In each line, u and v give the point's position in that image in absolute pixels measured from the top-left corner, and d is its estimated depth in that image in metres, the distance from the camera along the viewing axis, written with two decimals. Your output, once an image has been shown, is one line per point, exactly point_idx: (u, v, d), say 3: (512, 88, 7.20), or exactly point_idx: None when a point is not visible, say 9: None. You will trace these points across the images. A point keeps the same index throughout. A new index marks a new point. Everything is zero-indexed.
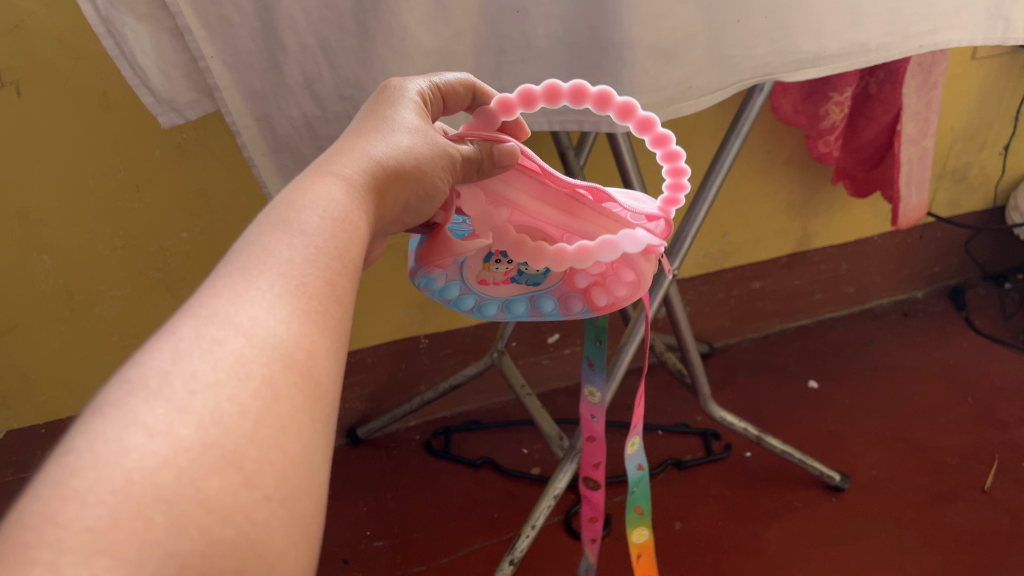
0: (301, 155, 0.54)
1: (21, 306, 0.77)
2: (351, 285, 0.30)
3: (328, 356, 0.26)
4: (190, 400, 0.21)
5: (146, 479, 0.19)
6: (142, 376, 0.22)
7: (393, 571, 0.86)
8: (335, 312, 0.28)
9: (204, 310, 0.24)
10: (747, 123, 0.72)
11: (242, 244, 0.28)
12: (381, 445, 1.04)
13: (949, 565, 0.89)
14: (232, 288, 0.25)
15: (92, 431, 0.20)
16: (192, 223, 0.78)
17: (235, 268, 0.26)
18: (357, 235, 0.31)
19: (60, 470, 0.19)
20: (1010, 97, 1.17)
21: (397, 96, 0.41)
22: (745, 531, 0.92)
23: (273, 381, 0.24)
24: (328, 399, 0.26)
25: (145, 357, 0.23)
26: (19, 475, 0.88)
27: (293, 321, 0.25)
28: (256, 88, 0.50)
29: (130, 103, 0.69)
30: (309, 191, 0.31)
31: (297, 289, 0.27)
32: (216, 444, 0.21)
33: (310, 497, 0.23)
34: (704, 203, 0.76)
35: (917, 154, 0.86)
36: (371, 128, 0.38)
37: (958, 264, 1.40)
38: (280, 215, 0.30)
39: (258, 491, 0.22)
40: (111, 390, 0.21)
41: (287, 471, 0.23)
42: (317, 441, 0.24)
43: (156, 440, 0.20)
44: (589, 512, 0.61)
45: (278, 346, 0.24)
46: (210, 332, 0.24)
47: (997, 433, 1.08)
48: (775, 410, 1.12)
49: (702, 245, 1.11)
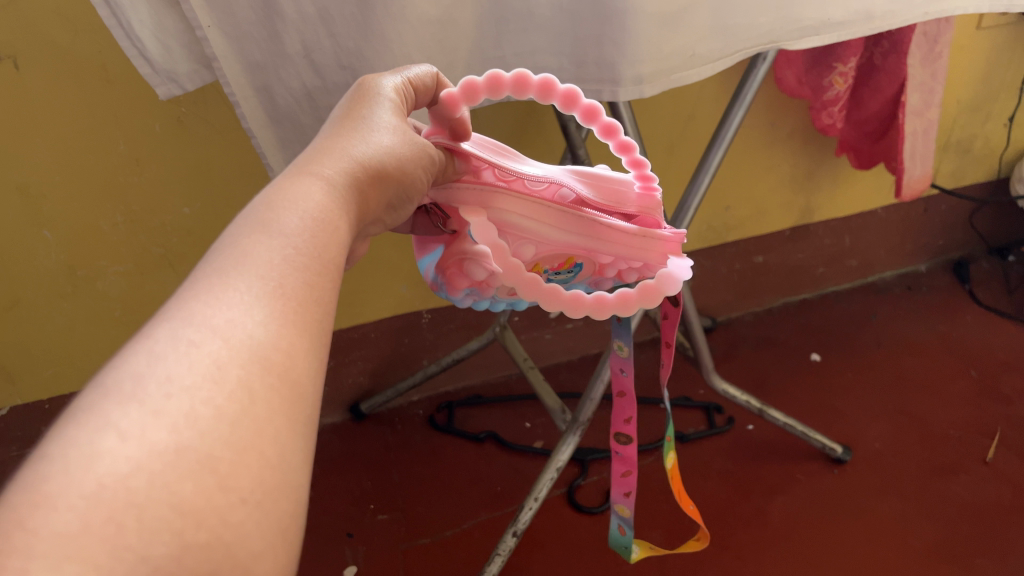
0: (301, 126, 0.54)
1: (23, 281, 0.76)
2: (332, 285, 0.29)
3: (309, 357, 0.26)
4: (164, 403, 0.21)
5: (117, 484, 0.19)
6: (117, 381, 0.22)
7: (398, 544, 0.86)
8: (316, 313, 0.28)
9: (181, 313, 0.24)
10: (750, 93, 0.71)
11: (221, 246, 0.28)
12: (385, 420, 1.04)
13: (951, 536, 0.89)
14: (209, 291, 0.25)
15: (63, 438, 0.20)
16: (193, 198, 0.78)
17: (213, 272, 0.26)
18: (337, 235, 0.31)
19: (32, 477, 0.19)
20: (1015, 67, 1.16)
21: (374, 89, 0.40)
22: (748, 504, 0.92)
23: (251, 383, 0.23)
24: (308, 398, 0.26)
25: (120, 362, 0.23)
26: (24, 450, 0.88)
27: (272, 324, 0.25)
28: (255, 58, 0.50)
29: (129, 74, 0.68)
30: (289, 191, 0.31)
31: (276, 292, 0.26)
32: (189, 447, 0.21)
33: (287, 500, 0.23)
34: (706, 174, 0.75)
35: (921, 126, 0.85)
36: (352, 124, 0.37)
37: (962, 237, 1.39)
38: (259, 215, 0.29)
39: (234, 495, 0.21)
40: (86, 397, 0.21)
41: (263, 473, 0.22)
42: (298, 442, 0.24)
43: (129, 444, 0.20)
44: (621, 467, 0.62)
45: (256, 348, 0.24)
46: (186, 335, 0.23)
47: (999, 406, 1.08)
48: (778, 384, 1.12)
49: (704, 218, 1.11)
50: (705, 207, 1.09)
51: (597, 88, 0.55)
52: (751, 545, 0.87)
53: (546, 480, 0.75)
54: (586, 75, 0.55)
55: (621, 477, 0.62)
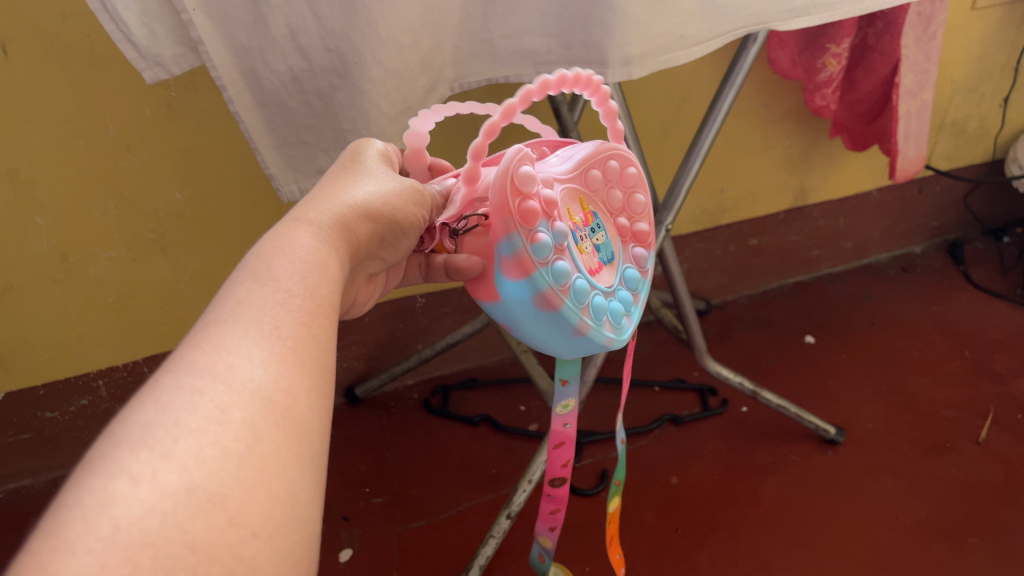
0: (287, 109, 0.53)
1: (16, 268, 0.77)
2: (327, 323, 0.33)
3: (310, 396, 0.29)
4: (172, 447, 0.24)
5: (132, 526, 0.22)
6: (128, 430, 0.25)
7: (393, 527, 0.87)
8: (314, 351, 0.31)
9: (185, 362, 0.28)
10: (741, 74, 0.71)
11: (223, 297, 0.32)
12: (380, 404, 1.04)
13: (943, 515, 0.89)
14: (211, 338, 0.29)
15: (83, 485, 0.23)
16: (184, 183, 0.78)
17: (214, 321, 0.30)
18: (330, 277, 0.35)
19: (53, 525, 0.22)
20: (1011, 45, 1.15)
21: (365, 149, 0.45)
22: (741, 485, 0.93)
23: (254, 424, 0.26)
24: (313, 434, 0.29)
25: (130, 413, 0.26)
26: (19, 435, 0.89)
27: (271, 365, 0.29)
28: (241, 42, 0.49)
29: (117, 59, 0.68)
30: (283, 240, 0.35)
31: (274, 333, 0.30)
32: (199, 487, 0.24)
33: (297, 532, 0.26)
34: (698, 156, 0.75)
35: (916, 107, 0.84)
36: (340, 178, 0.42)
37: (956, 218, 1.39)
38: (257, 266, 0.33)
39: (244, 530, 0.24)
40: (100, 446, 0.24)
41: (271, 509, 0.25)
42: (303, 478, 0.27)
43: (142, 488, 0.23)
44: (550, 504, 0.59)
45: (258, 391, 0.27)
46: (189, 382, 0.27)
47: (993, 386, 1.08)
48: (771, 365, 1.13)
49: (699, 201, 1.10)
50: (698, 188, 1.09)
51: (585, 70, 0.55)
52: (743, 525, 0.88)
53: (540, 463, 0.75)
54: (574, 57, 0.55)
55: (548, 513, 0.59)
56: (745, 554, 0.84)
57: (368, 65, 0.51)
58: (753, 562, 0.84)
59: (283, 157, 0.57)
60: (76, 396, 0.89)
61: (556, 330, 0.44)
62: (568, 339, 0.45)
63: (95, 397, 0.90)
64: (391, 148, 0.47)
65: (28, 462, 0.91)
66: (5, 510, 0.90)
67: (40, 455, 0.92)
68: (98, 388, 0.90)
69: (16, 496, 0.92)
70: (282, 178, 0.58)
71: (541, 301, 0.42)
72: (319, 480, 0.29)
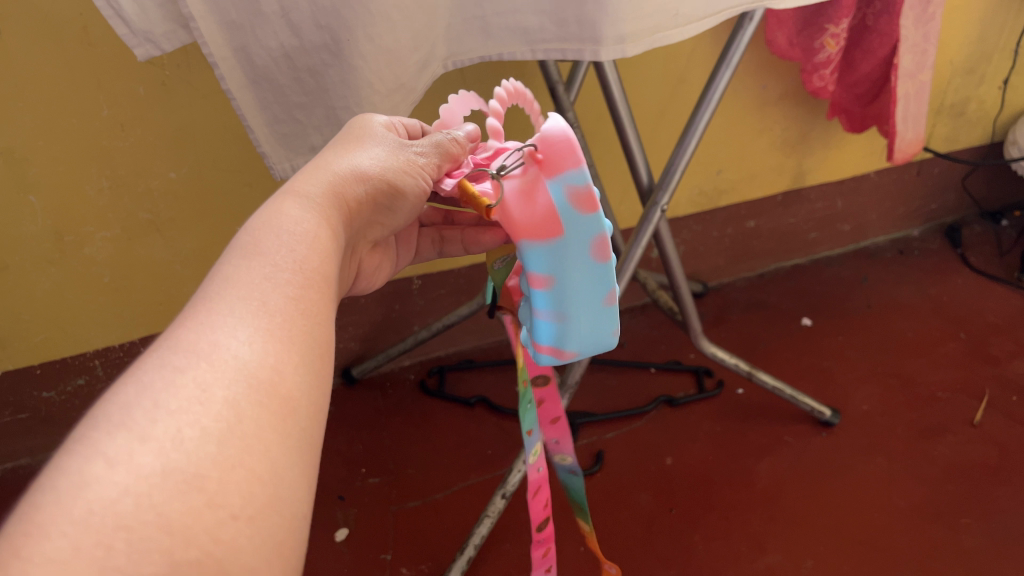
0: (278, 86, 0.53)
1: (10, 247, 0.76)
2: (318, 296, 0.33)
3: (298, 373, 0.29)
4: (151, 428, 0.24)
5: (105, 509, 0.22)
6: (108, 415, 0.25)
7: (388, 506, 0.87)
8: (304, 326, 0.31)
9: (173, 342, 0.28)
10: (737, 53, 0.70)
11: (215, 274, 0.32)
12: (376, 385, 1.05)
13: (936, 496, 0.90)
14: (197, 319, 0.29)
15: (61, 469, 0.23)
16: (179, 163, 0.78)
17: (202, 301, 0.30)
18: (323, 250, 0.35)
19: (29, 509, 0.22)
20: (1010, 27, 1.15)
21: (366, 122, 0.45)
22: (736, 465, 0.93)
23: (236, 404, 0.26)
24: (302, 412, 0.29)
25: (112, 396, 0.26)
26: (17, 415, 0.89)
27: (257, 342, 0.29)
28: (232, 18, 0.48)
29: (109, 37, 0.68)
30: (272, 214, 0.35)
31: (261, 310, 0.30)
32: (176, 469, 0.23)
33: (280, 513, 0.26)
34: (694, 136, 0.74)
35: (913, 88, 0.83)
36: (340, 148, 0.42)
37: (954, 200, 1.40)
38: (246, 242, 0.34)
39: (224, 511, 0.24)
40: (81, 430, 0.24)
41: (252, 489, 0.25)
42: (288, 458, 0.27)
43: (117, 471, 0.23)
44: (540, 548, 0.62)
45: (242, 368, 0.27)
46: (172, 361, 0.27)
47: (988, 367, 1.09)
48: (768, 347, 1.13)
49: (695, 182, 1.10)
50: (695, 170, 1.08)
51: (578, 48, 0.55)
52: (736, 505, 0.88)
53: None
54: (567, 34, 0.54)
55: (541, 557, 0.62)
56: (739, 535, 0.85)
57: (360, 42, 0.50)
58: (746, 540, 0.84)
59: (275, 134, 0.56)
60: (73, 375, 0.89)
61: (598, 286, 0.43)
62: (600, 304, 0.44)
63: (92, 377, 0.90)
64: (397, 122, 0.48)
65: (26, 441, 0.92)
66: (3, 488, 0.90)
67: (40, 434, 0.92)
68: (94, 368, 0.90)
69: (13, 475, 0.92)
70: (275, 155, 0.58)
71: (597, 247, 0.41)
72: (307, 460, 0.28)
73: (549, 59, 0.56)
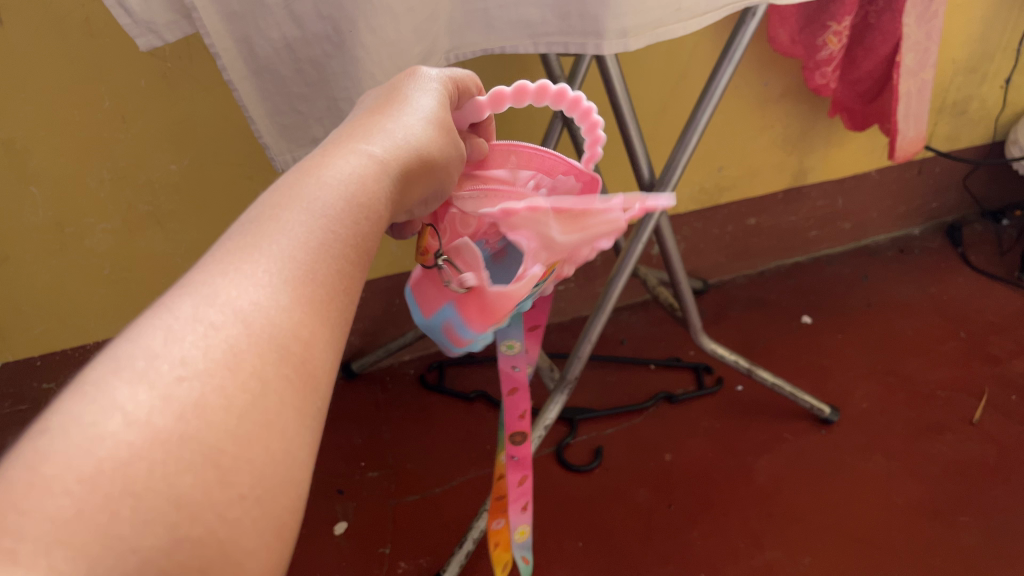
0: (280, 78, 0.53)
1: (10, 236, 0.76)
2: (363, 277, 0.29)
3: (327, 352, 0.27)
4: (176, 387, 0.22)
5: (117, 472, 0.20)
6: (130, 356, 0.22)
7: (388, 499, 0.88)
8: (344, 309, 0.28)
9: (207, 289, 0.24)
10: (740, 48, 0.70)
11: (262, 219, 0.28)
12: (376, 380, 1.05)
13: (935, 494, 0.90)
14: (240, 273, 0.25)
15: (69, 412, 0.21)
16: (180, 155, 0.78)
17: (246, 250, 0.26)
18: (378, 221, 0.31)
19: (32, 453, 0.20)
20: (1012, 27, 1.15)
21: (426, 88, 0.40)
22: (735, 462, 0.93)
23: (263, 379, 0.24)
24: (321, 390, 0.26)
25: (135, 335, 0.23)
26: (17, 407, 0.89)
27: (300, 321, 0.25)
28: (234, 9, 0.48)
29: (110, 28, 0.67)
30: (332, 166, 0.31)
31: (310, 285, 0.26)
32: (195, 438, 0.21)
33: (287, 495, 0.24)
34: (696, 133, 0.74)
35: (915, 86, 0.83)
36: (400, 111, 0.37)
37: (955, 199, 1.40)
38: (299, 188, 0.30)
39: (233, 490, 0.22)
40: (96, 365, 0.22)
41: (264, 469, 0.23)
42: (304, 438, 0.25)
43: (133, 431, 0.20)
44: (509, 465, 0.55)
45: (277, 341, 0.25)
46: (207, 317, 0.24)
47: (988, 366, 1.09)
48: (767, 344, 1.13)
49: (696, 179, 1.10)
50: (696, 167, 1.08)
51: (581, 41, 0.55)
52: (736, 501, 0.88)
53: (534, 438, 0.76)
54: (569, 28, 0.54)
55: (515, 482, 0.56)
56: (737, 529, 0.85)
57: (361, 33, 0.50)
58: (744, 536, 0.84)
59: (277, 126, 0.56)
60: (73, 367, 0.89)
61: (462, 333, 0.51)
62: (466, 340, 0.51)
63: None
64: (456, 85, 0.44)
65: None
66: None
67: None
68: None
69: None
70: (276, 147, 0.57)
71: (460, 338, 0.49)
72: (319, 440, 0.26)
73: (551, 52, 0.56)
